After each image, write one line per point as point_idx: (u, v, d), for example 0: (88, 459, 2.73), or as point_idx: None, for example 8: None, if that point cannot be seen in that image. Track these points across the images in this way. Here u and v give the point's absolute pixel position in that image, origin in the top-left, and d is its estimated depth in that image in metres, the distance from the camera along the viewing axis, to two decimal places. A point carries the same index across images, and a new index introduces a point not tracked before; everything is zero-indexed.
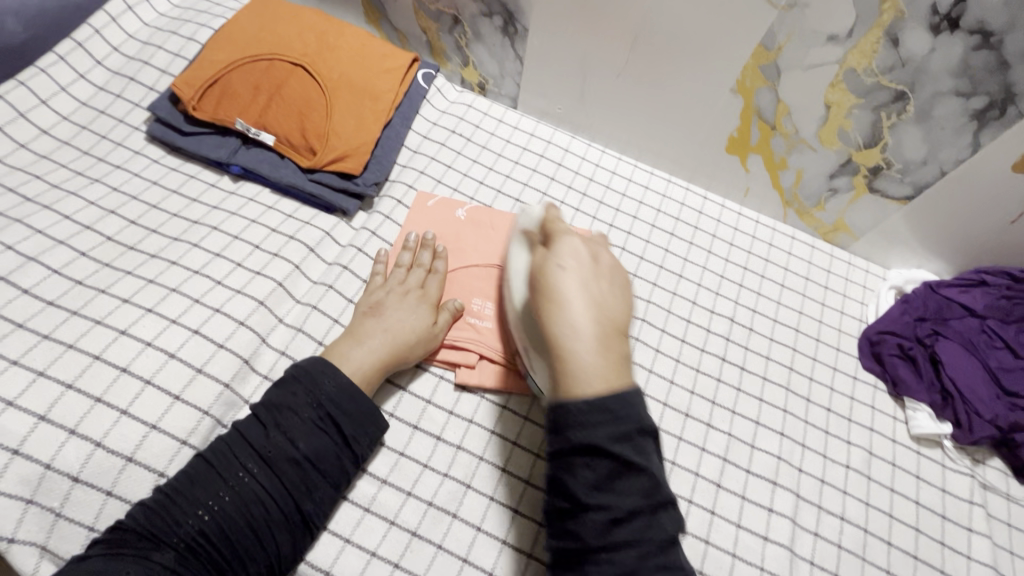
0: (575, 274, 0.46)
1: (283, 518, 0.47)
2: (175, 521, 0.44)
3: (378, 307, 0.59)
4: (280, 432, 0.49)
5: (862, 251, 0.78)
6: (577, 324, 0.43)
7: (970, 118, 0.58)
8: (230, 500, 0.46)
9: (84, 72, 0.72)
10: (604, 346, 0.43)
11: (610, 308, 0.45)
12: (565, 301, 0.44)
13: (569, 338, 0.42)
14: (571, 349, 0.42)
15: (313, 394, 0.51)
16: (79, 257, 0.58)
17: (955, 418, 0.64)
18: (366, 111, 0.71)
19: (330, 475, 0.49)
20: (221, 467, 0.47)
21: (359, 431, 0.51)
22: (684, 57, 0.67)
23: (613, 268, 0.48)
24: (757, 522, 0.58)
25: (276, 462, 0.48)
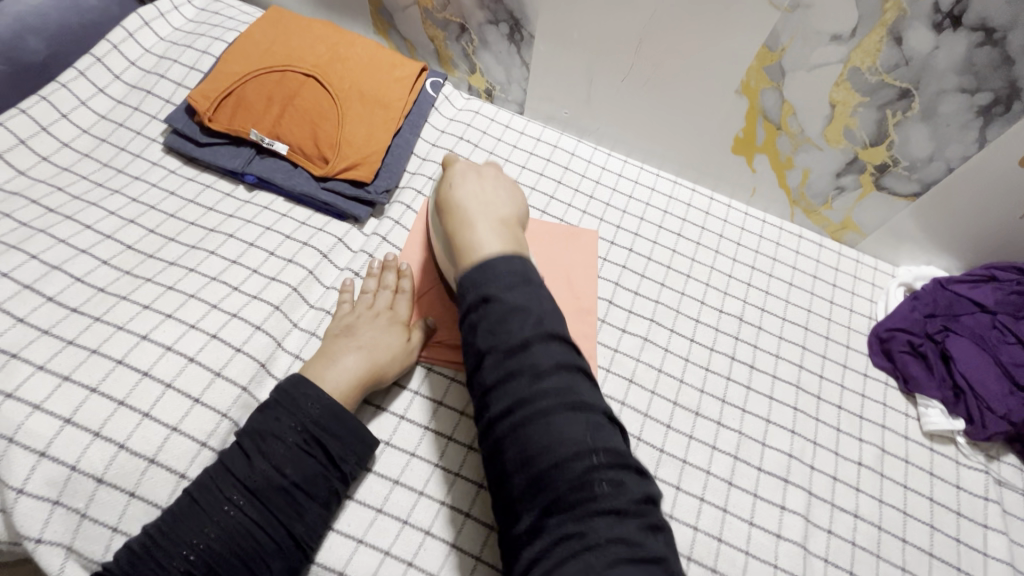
0: (469, 185, 0.58)
1: (275, 545, 0.47)
2: (165, 561, 0.44)
3: (347, 329, 0.58)
4: (265, 460, 0.49)
5: (871, 249, 0.78)
6: (473, 216, 0.55)
7: (976, 114, 0.58)
8: (216, 536, 0.46)
9: (103, 86, 0.74)
10: (493, 229, 0.53)
11: (501, 207, 0.57)
12: (465, 203, 0.56)
13: (466, 230, 0.53)
14: (470, 234, 0.53)
15: (296, 418, 0.51)
16: (100, 265, 0.59)
17: (967, 414, 0.64)
18: (377, 120, 0.73)
19: (319, 497, 0.49)
20: (207, 503, 0.47)
21: (344, 451, 0.51)
22: (689, 60, 0.68)
23: (500, 179, 0.60)
24: (769, 519, 0.59)
25: (261, 491, 0.48)
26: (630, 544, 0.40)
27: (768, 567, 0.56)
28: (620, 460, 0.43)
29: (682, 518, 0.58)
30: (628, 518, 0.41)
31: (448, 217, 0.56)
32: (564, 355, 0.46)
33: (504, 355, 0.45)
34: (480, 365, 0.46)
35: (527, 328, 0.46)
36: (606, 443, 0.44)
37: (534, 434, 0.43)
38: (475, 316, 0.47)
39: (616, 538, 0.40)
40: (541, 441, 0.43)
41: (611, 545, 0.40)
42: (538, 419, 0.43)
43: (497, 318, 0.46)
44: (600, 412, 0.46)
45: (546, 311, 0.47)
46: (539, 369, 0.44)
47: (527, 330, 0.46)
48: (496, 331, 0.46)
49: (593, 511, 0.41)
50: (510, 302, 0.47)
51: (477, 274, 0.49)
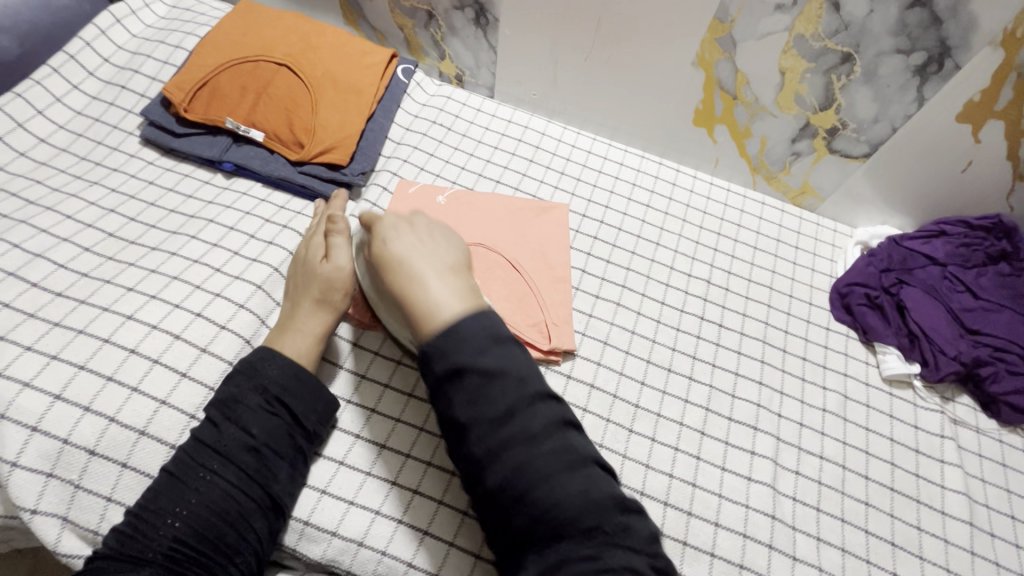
0: (406, 237, 0.54)
1: (255, 504, 0.48)
2: (152, 533, 0.45)
3: (297, 285, 0.59)
4: (232, 424, 0.50)
5: (830, 212, 0.82)
6: (418, 270, 0.51)
7: (913, 74, 0.62)
8: (198, 502, 0.47)
9: (78, 83, 0.76)
10: (445, 283, 0.50)
11: (443, 250, 0.54)
12: (405, 258, 0.52)
13: (417, 288, 0.50)
14: (422, 293, 0.50)
15: (255, 381, 0.52)
16: (83, 253, 0.61)
17: (922, 358, 0.68)
18: (350, 105, 0.75)
19: (286, 454, 0.51)
20: (182, 473, 0.48)
21: (307, 407, 0.53)
22: (646, 36, 0.71)
23: (433, 224, 0.57)
24: (740, 464, 0.62)
25: (233, 454, 0.49)
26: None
27: (740, 507, 0.59)
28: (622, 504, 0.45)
29: (657, 466, 0.60)
30: (636, 548, 0.44)
31: (390, 274, 0.52)
32: (552, 411, 0.47)
33: (493, 426, 0.45)
34: (470, 439, 0.45)
35: (509, 391, 0.45)
36: (609, 492, 0.45)
37: (540, 498, 0.44)
38: (449, 387, 0.46)
39: (629, 563, 0.43)
40: (549, 505, 0.44)
41: None
42: (541, 483, 0.44)
43: (475, 388, 0.45)
44: (595, 462, 0.47)
45: (526, 368, 0.47)
46: (534, 435, 0.45)
47: (508, 396, 0.45)
48: (477, 402, 0.45)
49: (608, 545, 0.43)
50: (486, 366, 0.46)
51: (443, 342, 0.47)
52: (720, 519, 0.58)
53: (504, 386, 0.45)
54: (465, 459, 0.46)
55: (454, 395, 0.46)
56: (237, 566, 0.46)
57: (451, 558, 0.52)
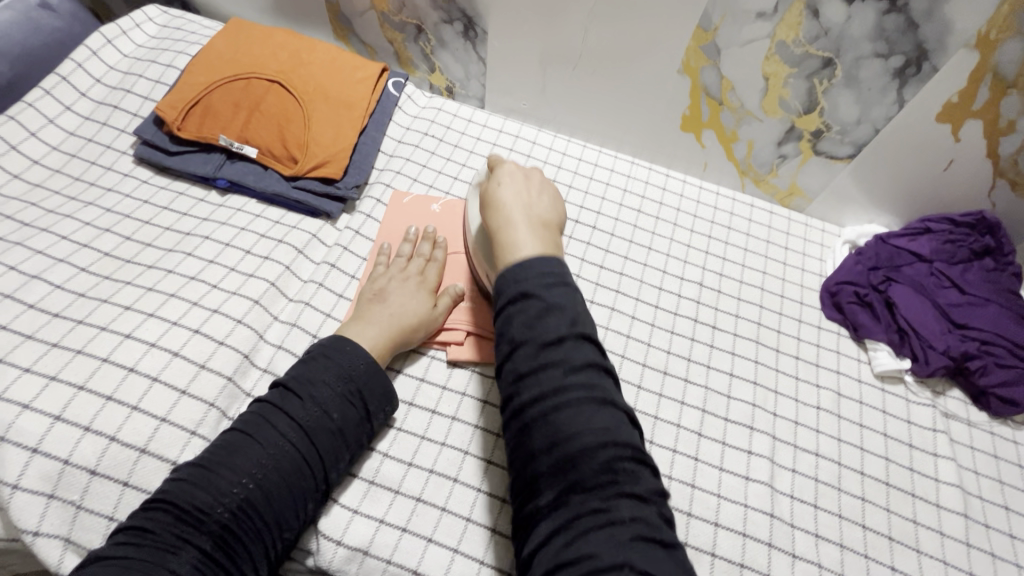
0: (514, 187, 0.60)
1: (315, 485, 0.51)
2: (223, 488, 0.47)
3: (380, 288, 0.63)
4: (316, 404, 0.53)
5: (818, 213, 0.83)
6: (513, 214, 0.57)
7: (892, 77, 0.64)
8: (270, 470, 0.49)
9: (70, 104, 0.76)
10: (533, 231, 0.56)
11: (539, 209, 0.59)
12: (505, 203, 0.58)
13: (506, 226, 0.56)
14: (510, 232, 0.56)
15: (344, 366, 0.55)
16: (79, 272, 0.61)
17: (912, 353, 0.69)
18: (342, 119, 0.76)
19: (353, 445, 0.54)
20: (262, 436, 0.50)
21: (380, 405, 0.56)
22: (632, 45, 0.73)
23: (544, 184, 0.63)
24: (738, 464, 0.62)
25: (313, 432, 0.52)
26: (646, 523, 0.42)
27: (739, 507, 0.59)
28: (642, 458, 0.46)
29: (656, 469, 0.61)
30: (647, 502, 0.44)
31: (489, 213, 0.59)
32: (593, 355, 0.49)
33: (540, 348, 0.48)
34: (516, 357, 0.49)
35: (563, 324, 0.49)
36: (630, 440, 0.46)
37: (563, 421, 0.46)
38: (513, 309, 0.50)
39: (636, 513, 0.43)
40: (570, 429, 0.45)
41: (630, 522, 0.42)
42: (570, 408, 0.46)
43: (536, 314, 0.49)
44: (623, 413, 0.48)
45: (581, 312, 0.51)
46: (573, 364, 0.48)
47: (561, 327, 0.49)
48: (535, 325, 0.49)
49: (617, 492, 0.43)
50: (550, 300, 0.50)
51: (516, 270, 0.52)
52: (720, 518, 0.59)
53: (560, 316, 0.49)
54: (507, 378, 0.49)
55: (514, 313, 0.50)
56: (283, 539, 0.49)
57: (456, 565, 0.52)
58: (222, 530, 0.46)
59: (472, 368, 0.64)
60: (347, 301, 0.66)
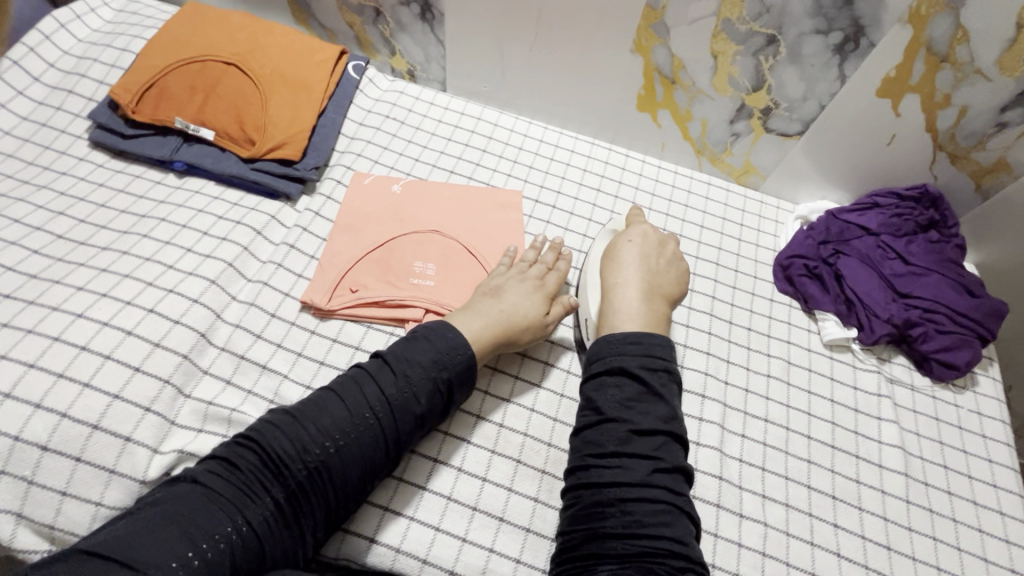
0: (640, 249, 0.66)
1: (386, 463, 0.52)
2: (307, 448, 0.48)
3: (491, 286, 0.64)
4: (408, 383, 0.53)
5: (773, 190, 0.85)
6: (631, 279, 0.63)
7: (832, 53, 0.66)
8: (353, 441, 0.50)
9: (23, 88, 0.75)
10: (646, 302, 0.61)
11: (660, 279, 0.64)
12: (627, 265, 0.64)
13: (622, 288, 0.62)
14: (623, 295, 0.62)
15: (440, 352, 0.55)
16: (32, 255, 0.61)
17: (858, 322, 0.72)
18: (301, 101, 0.76)
19: (426, 427, 0.55)
20: (351, 408, 0.51)
21: (463, 390, 0.57)
22: (587, 26, 0.74)
23: (673, 255, 0.68)
24: (689, 430, 0.64)
25: (399, 412, 0.52)
26: None
27: None
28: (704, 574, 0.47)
29: None
30: None
31: (611, 270, 0.65)
32: (680, 459, 0.52)
33: (630, 433, 0.52)
34: (604, 431, 0.53)
35: (656, 416, 0.53)
36: (695, 550, 0.48)
37: (641, 510, 0.48)
38: (610, 382, 0.55)
39: None
40: (647, 522, 0.48)
41: None
42: (649, 503, 0.49)
43: (632, 395, 0.54)
44: (692, 523, 0.50)
45: (675, 409, 0.54)
46: (661, 462, 0.51)
47: (656, 420, 0.53)
48: (628, 406, 0.53)
49: None
50: (649, 383, 0.54)
51: (622, 341, 0.57)
52: None
53: (657, 408, 0.53)
54: (590, 449, 0.53)
55: (611, 387, 0.55)
56: (345, 508, 0.50)
57: (412, 531, 0.54)
58: (298, 487, 0.48)
59: None
60: (306, 281, 0.67)
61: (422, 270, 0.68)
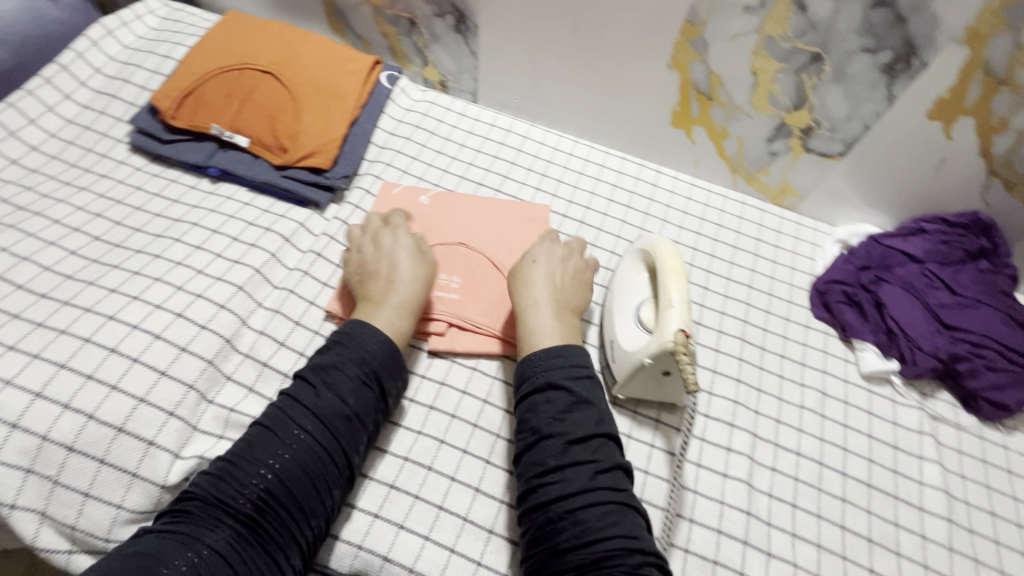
0: (545, 261, 0.64)
1: (337, 470, 0.51)
2: (246, 479, 0.49)
3: (369, 271, 0.63)
4: (329, 389, 0.53)
5: (811, 212, 0.82)
6: (539, 294, 0.61)
7: (881, 73, 0.63)
8: (290, 457, 0.50)
9: (69, 93, 0.78)
10: (559, 318, 0.61)
11: (569, 293, 0.63)
12: (536, 281, 0.62)
13: (534, 309, 0.61)
14: (535, 316, 0.60)
15: (354, 352, 0.55)
16: (69, 256, 0.62)
17: (900, 354, 0.68)
18: (333, 110, 0.77)
19: (370, 427, 0.55)
20: (279, 429, 0.51)
21: (393, 381, 0.57)
22: (621, 39, 0.72)
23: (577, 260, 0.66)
24: (716, 461, 0.61)
25: (329, 418, 0.52)
26: None
27: (715, 504, 0.59)
28: (662, 564, 0.47)
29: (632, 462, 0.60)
30: None
31: (520, 288, 0.63)
32: (616, 455, 0.52)
33: (567, 444, 0.51)
34: (543, 449, 0.52)
35: (589, 422, 0.53)
36: (650, 544, 0.48)
37: (590, 518, 0.48)
38: (541, 399, 0.54)
39: None
40: (597, 528, 0.47)
41: None
42: (595, 509, 0.48)
43: (564, 406, 0.53)
44: (642, 517, 0.50)
45: (605, 411, 0.54)
46: (600, 464, 0.50)
47: (589, 424, 0.52)
48: (563, 418, 0.53)
49: None
50: (577, 393, 0.54)
51: (546, 357, 0.56)
52: (695, 514, 0.58)
53: (588, 413, 0.53)
54: (533, 469, 0.51)
55: (542, 403, 0.54)
56: (313, 525, 0.50)
57: (426, 551, 0.53)
58: (250, 519, 0.47)
59: (452, 359, 0.65)
60: (331, 290, 0.67)
61: (447, 282, 0.68)
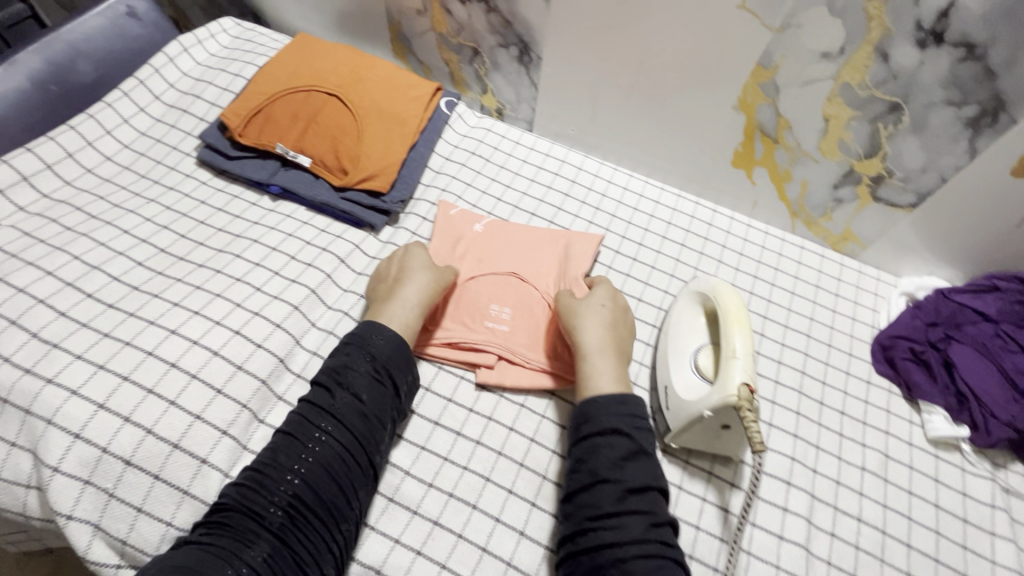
0: (598, 303, 0.63)
1: (360, 470, 0.52)
2: (274, 487, 0.49)
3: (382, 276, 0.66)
4: (344, 389, 0.54)
5: (873, 260, 0.79)
6: (597, 337, 0.60)
7: (965, 126, 0.60)
8: (314, 460, 0.51)
9: (144, 106, 0.81)
10: (618, 365, 0.59)
11: (621, 338, 0.62)
12: (594, 323, 0.61)
13: (597, 354, 0.59)
14: (597, 361, 0.58)
15: (365, 350, 0.57)
16: (136, 266, 0.64)
17: (971, 421, 0.64)
18: (394, 135, 0.77)
19: (388, 426, 0.55)
20: (300, 434, 0.52)
21: (404, 376, 0.57)
22: (687, 77, 0.71)
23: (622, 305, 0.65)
24: (771, 521, 0.59)
25: (345, 417, 0.53)
26: None
27: (769, 567, 0.56)
28: None
29: (683, 516, 0.57)
30: None
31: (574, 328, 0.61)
32: (668, 511, 0.51)
33: (625, 492, 0.50)
34: (599, 493, 0.50)
35: (648, 474, 0.51)
36: None
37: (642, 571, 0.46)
38: (602, 442, 0.53)
39: None
40: None
41: None
42: (648, 562, 0.46)
43: (624, 453, 0.52)
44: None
45: (659, 465, 0.53)
46: (654, 517, 0.49)
47: (646, 474, 0.51)
48: (623, 466, 0.51)
49: None
50: (638, 441, 0.53)
51: (610, 401, 0.55)
52: None
53: (647, 463, 0.52)
54: (585, 511, 0.50)
55: (602, 447, 0.52)
56: (344, 530, 0.50)
57: None
58: (283, 529, 0.47)
59: (500, 393, 0.64)
60: None
61: (498, 314, 0.67)
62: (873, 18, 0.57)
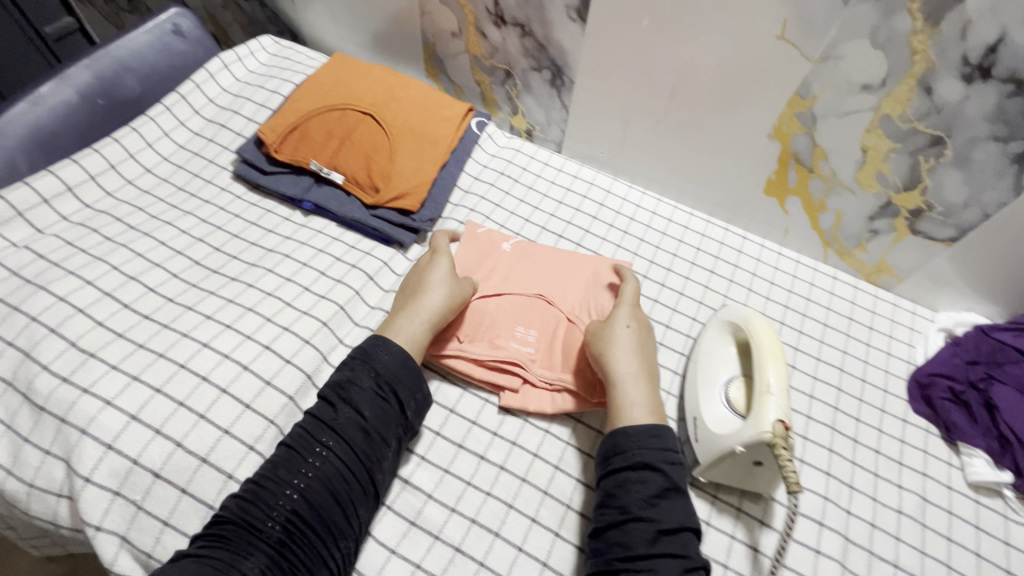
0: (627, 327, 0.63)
1: (360, 487, 0.52)
2: (273, 501, 0.49)
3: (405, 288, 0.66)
4: (348, 405, 0.54)
5: (909, 294, 0.78)
6: (628, 364, 0.59)
7: (1012, 162, 0.59)
8: (314, 475, 0.50)
9: (185, 119, 0.83)
10: (652, 393, 0.58)
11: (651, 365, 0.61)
12: (624, 349, 0.60)
13: (630, 383, 0.58)
14: (629, 388, 0.58)
15: (370, 366, 0.56)
16: (171, 278, 0.65)
17: (1015, 466, 0.61)
18: (426, 154, 0.78)
19: (392, 443, 0.55)
20: (301, 447, 0.52)
21: (410, 394, 0.56)
22: (720, 106, 0.71)
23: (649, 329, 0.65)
24: (802, 563, 0.57)
25: (347, 433, 0.53)
26: None
27: None
28: None
29: (711, 554, 0.56)
30: None
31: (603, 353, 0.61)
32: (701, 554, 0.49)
33: (658, 533, 0.48)
34: (631, 533, 0.49)
35: (682, 514, 0.50)
36: None
37: None
38: (634, 478, 0.52)
39: None
40: None
41: None
42: None
43: (657, 491, 0.50)
44: None
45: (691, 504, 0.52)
46: (688, 562, 0.48)
47: (680, 515, 0.50)
48: (655, 504, 0.50)
49: None
50: (672, 479, 0.51)
51: (643, 434, 0.54)
52: None
53: (680, 503, 0.50)
54: (615, 550, 0.49)
55: (635, 484, 0.51)
56: (341, 546, 0.50)
57: None
58: (281, 543, 0.47)
59: (525, 418, 0.63)
60: None
61: (524, 336, 0.67)
62: (918, 52, 0.56)
